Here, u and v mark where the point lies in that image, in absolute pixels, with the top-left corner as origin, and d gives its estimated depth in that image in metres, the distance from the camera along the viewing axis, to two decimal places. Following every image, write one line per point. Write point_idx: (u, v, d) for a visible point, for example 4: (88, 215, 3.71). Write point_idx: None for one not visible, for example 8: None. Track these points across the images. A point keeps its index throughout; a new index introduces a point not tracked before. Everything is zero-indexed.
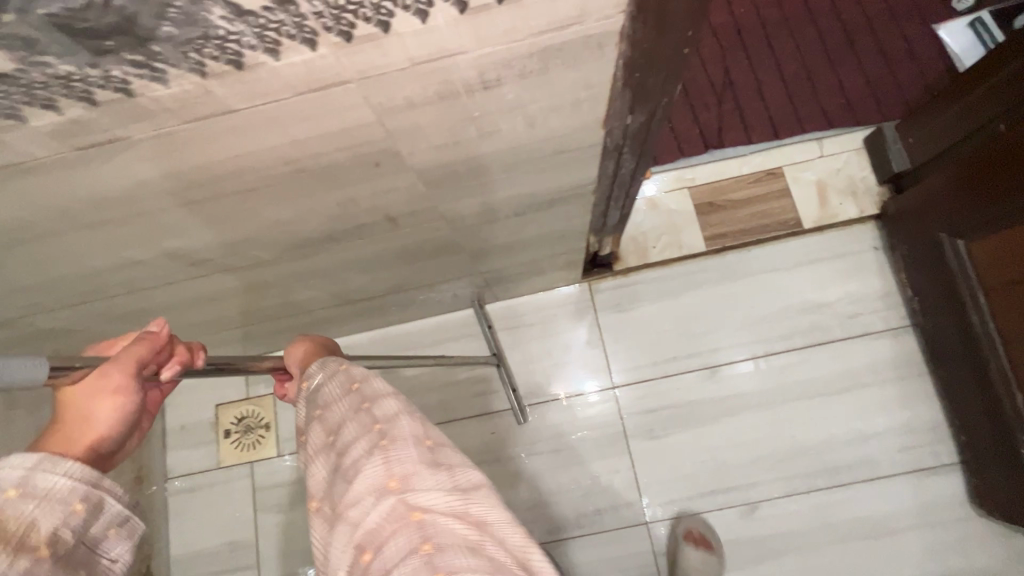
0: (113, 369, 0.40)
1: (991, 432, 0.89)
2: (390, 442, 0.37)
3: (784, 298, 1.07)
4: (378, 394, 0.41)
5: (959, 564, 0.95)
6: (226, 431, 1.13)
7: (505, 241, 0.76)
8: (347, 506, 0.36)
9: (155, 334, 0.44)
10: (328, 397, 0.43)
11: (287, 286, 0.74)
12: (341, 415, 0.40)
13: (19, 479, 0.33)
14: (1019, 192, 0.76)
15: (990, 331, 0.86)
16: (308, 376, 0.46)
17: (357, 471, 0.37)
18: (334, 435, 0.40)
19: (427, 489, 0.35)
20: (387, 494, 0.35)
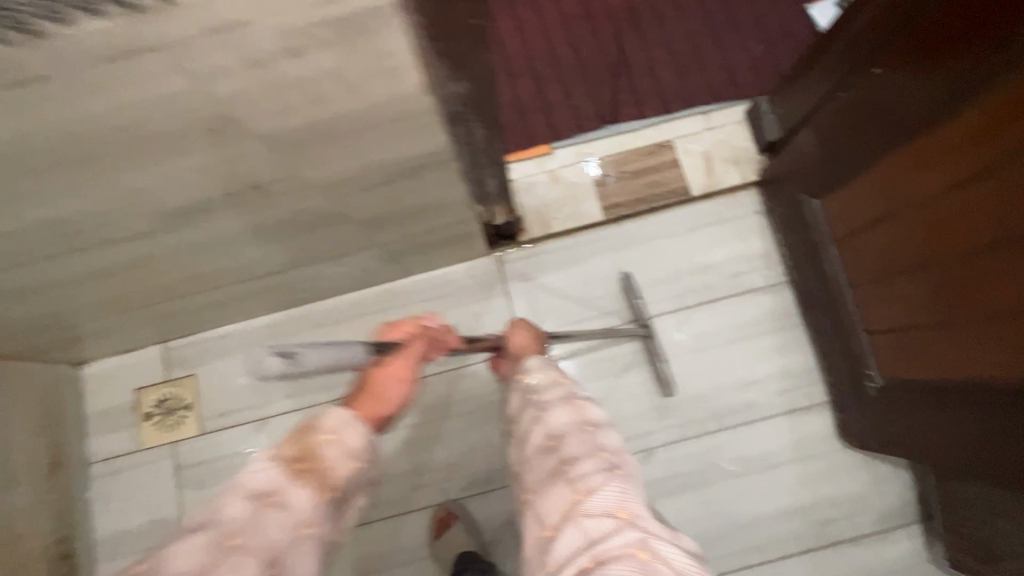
0: (405, 355, 0.60)
1: (847, 369, 0.99)
2: (620, 474, 0.58)
3: (677, 261, 1.15)
4: (602, 430, 0.64)
5: (829, 491, 1.05)
6: (147, 413, 1.15)
7: (390, 212, 0.81)
8: (586, 514, 0.53)
9: (427, 328, 0.64)
10: (552, 406, 0.66)
11: (180, 260, 0.78)
12: (564, 427, 0.63)
13: (336, 428, 0.53)
14: (873, 141, 0.82)
15: (840, 280, 0.97)
16: (528, 374, 0.72)
17: (593, 492, 0.55)
18: (568, 452, 0.61)
19: (651, 530, 0.52)
20: (623, 523, 0.52)
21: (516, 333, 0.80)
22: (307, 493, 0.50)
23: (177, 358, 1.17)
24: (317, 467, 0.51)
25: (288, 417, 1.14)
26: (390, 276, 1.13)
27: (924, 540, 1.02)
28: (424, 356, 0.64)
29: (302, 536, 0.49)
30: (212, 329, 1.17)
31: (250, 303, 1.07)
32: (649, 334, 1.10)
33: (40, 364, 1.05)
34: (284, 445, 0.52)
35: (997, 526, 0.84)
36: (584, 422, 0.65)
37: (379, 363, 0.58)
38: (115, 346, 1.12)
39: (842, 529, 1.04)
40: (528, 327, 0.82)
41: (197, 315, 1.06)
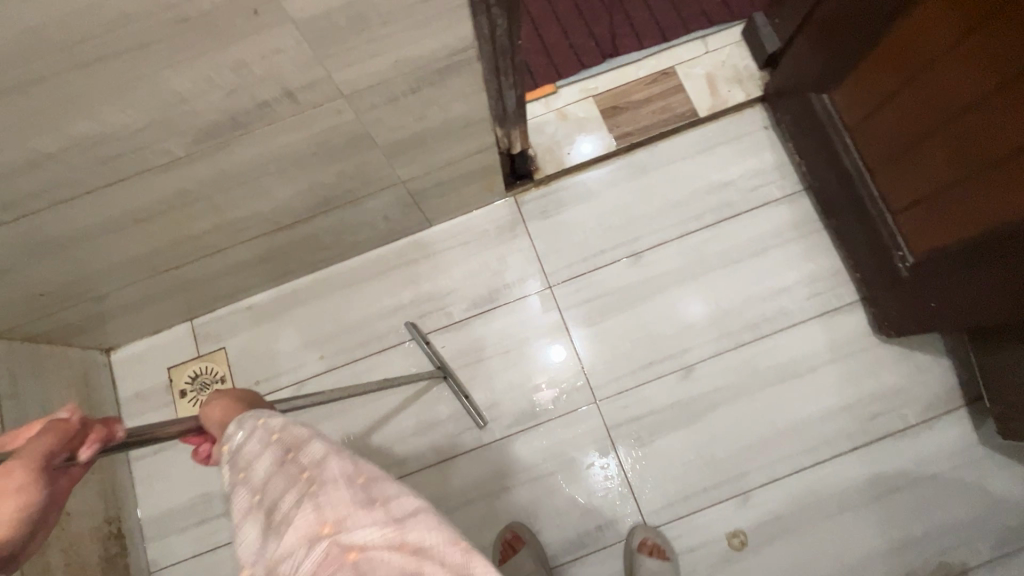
0: (16, 463, 0.34)
1: (876, 257, 1.00)
2: (318, 486, 0.42)
3: (693, 182, 1.16)
4: (301, 441, 0.45)
5: (872, 386, 1.05)
6: (182, 391, 1.14)
7: (411, 133, 0.81)
8: (281, 562, 0.39)
9: (65, 420, 0.39)
10: (244, 451, 0.45)
11: (210, 200, 0.78)
12: (261, 469, 0.43)
13: None
14: (859, 26, 0.86)
15: (859, 168, 0.98)
16: (230, 436, 0.47)
17: (288, 527, 0.40)
18: (262, 492, 0.43)
19: (359, 525, 0.40)
20: (320, 541, 0.39)
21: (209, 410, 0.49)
22: None
23: (206, 333, 1.16)
24: None
25: (324, 377, 1.13)
26: (411, 226, 1.13)
27: (974, 423, 1.02)
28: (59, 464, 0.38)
29: None
30: (238, 302, 1.17)
31: (274, 263, 1.06)
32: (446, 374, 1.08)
33: (75, 348, 1.07)
34: None
35: None
36: (282, 448, 0.44)
37: None
38: (144, 326, 1.12)
39: (892, 421, 1.04)
40: (230, 394, 0.51)
41: (222, 281, 1.06)
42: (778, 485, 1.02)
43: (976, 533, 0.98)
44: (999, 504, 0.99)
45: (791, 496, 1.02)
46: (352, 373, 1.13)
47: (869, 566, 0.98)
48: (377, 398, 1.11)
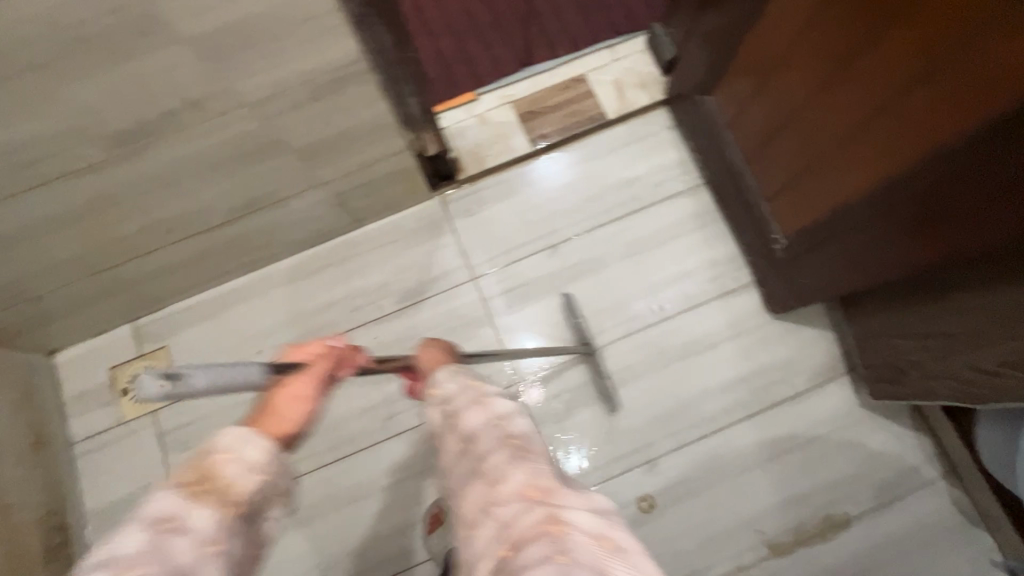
0: (305, 374, 0.53)
1: (761, 241, 1.11)
2: (531, 456, 0.51)
3: (605, 179, 1.26)
4: (508, 414, 0.56)
5: (765, 358, 1.16)
6: (124, 389, 1.19)
7: (322, 138, 0.89)
8: (497, 504, 0.48)
9: (335, 347, 0.57)
10: (462, 405, 0.57)
11: (135, 202, 0.84)
12: (475, 424, 0.54)
13: (233, 444, 0.47)
14: (728, 33, 0.98)
15: (740, 161, 1.10)
16: (437, 384, 0.60)
17: (501, 480, 0.49)
18: (472, 443, 0.54)
19: (565, 503, 0.46)
20: (533, 504, 0.46)
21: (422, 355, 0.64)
22: (207, 514, 0.44)
23: (147, 333, 1.21)
24: (214, 487, 0.45)
25: None
26: (342, 225, 1.20)
27: (854, 388, 1.14)
28: (332, 379, 0.55)
29: (204, 558, 0.43)
30: (178, 302, 1.22)
31: (209, 264, 1.13)
32: (588, 351, 1.15)
33: (16, 351, 1.12)
34: (178, 472, 0.45)
35: (898, 344, 0.97)
36: (494, 415, 0.55)
37: (278, 382, 0.52)
38: (84, 328, 1.17)
39: (783, 390, 1.14)
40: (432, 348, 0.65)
41: (158, 282, 1.11)
42: (682, 451, 1.12)
43: (857, 487, 1.09)
44: (876, 459, 1.10)
45: (694, 461, 1.12)
46: None
47: (763, 521, 1.09)
48: None
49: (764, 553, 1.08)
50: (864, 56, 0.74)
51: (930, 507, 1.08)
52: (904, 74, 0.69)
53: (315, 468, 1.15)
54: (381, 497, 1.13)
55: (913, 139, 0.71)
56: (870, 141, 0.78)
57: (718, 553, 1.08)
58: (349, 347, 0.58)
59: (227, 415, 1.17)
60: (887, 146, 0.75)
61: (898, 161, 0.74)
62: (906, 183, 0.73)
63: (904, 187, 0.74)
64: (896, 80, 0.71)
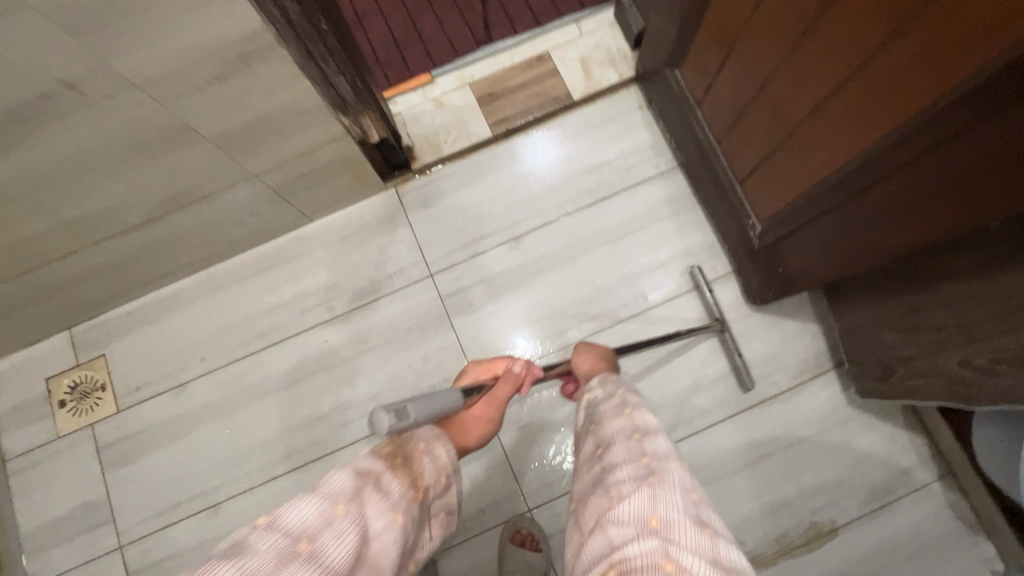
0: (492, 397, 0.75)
1: (737, 227, 1.02)
2: (662, 484, 0.50)
3: (571, 164, 1.17)
4: (649, 431, 0.58)
5: (745, 355, 1.07)
6: (61, 401, 1.11)
7: (241, 124, 0.80)
8: (614, 521, 0.48)
9: (517, 372, 0.77)
10: (605, 411, 0.63)
11: (33, 199, 0.77)
12: (614, 437, 0.58)
13: (427, 440, 0.62)
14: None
15: (711, 140, 1.01)
16: (589, 390, 0.70)
17: (624, 497, 0.49)
18: (606, 452, 0.58)
19: (683, 544, 0.44)
20: (648, 532, 0.45)
21: (581, 360, 0.81)
22: (400, 484, 0.55)
23: (84, 342, 1.14)
24: (410, 466, 0.58)
25: (206, 378, 1.12)
26: (287, 221, 1.12)
27: (841, 385, 1.05)
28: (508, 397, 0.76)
29: (393, 523, 0.51)
30: (117, 307, 1.15)
31: (142, 266, 1.05)
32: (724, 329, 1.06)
33: None
34: (382, 445, 0.59)
35: (885, 337, 0.88)
36: (635, 431, 0.58)
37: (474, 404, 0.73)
38: (15, 338, 1.09)
39: (765, 388, 1.06)
40: (591, 348, 0.84)
41: (88, 287, 1.03)
42: None
43: (845, 492, 1.01)
44: (866, 462, 1.02)
45: None
46: (235, 372, 1.12)
47: (745, 530, 1.01)
48: (261, 396, 1.11)
49: None
50: (829, 11, 0.65)
51: (924, 512, 0.99)
52: (874, 30, 0.60)
53: (263, 482, 1.07)
54: None
55: (891, 105, 0.63)
56: (846, 110, 0.69)
57: None
58: (527, 368, 0.77)
59: (170, 427, 1.10)
60: (867, 116, 0.67)
61: (879, 131, 0.66)
62: (889, 156, 0.65)
63: (890, 162, 0.66)
64: (874, 39, 0.61)
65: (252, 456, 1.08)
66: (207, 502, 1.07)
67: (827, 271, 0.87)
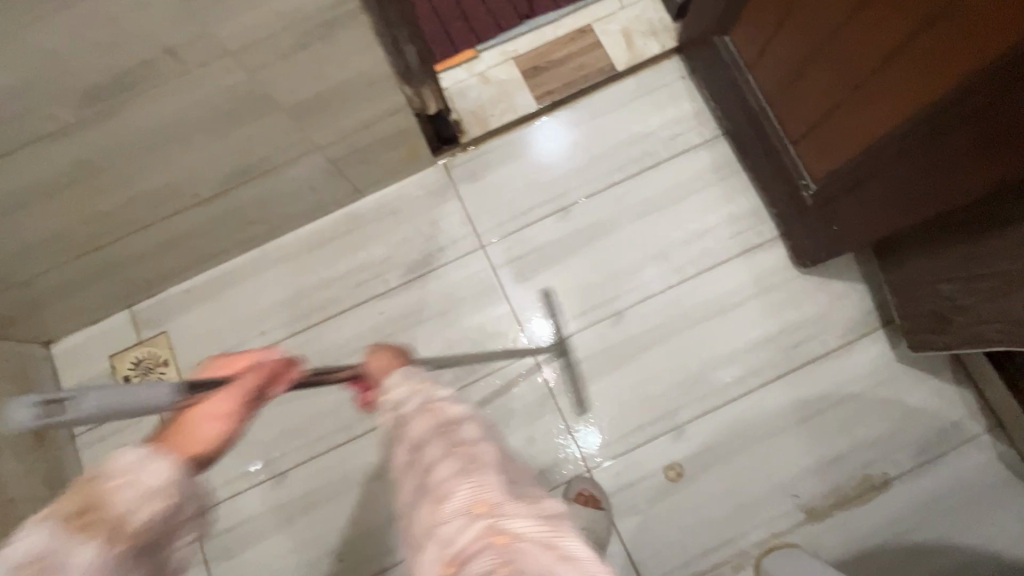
0: (229, 392, 0.43)
1: (787, 189, 1.05)
2: (478, 466, 0.42)
3: (615, 134, 1.19)
4: (458, 418, 0.46)
5: (793, 316, 1.10)
6: (125, 376, 1.14)
7: (313, 93, 0.83)
8: (439, 523, 0.39)
9: (267, 363, 0.46)
10: (408, 412, 0.47)
11: (119, 169, 0.79)
12: (423, 434, 0.45)
13: (130, 466, 0.38)
14: None
15: (761, 104, 1.03)
16: (387, 391, 0.50)
17: (445, 495, 0.40)
18: (416, 454, 0.44)
19: (515, 515, 0.39)
20: (479, 518, 0.39)
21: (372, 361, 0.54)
22: (91, 547, 0.36)
23: (145, 319, 1.16)
24: (101, 518, 0.37)
25: (266, 351, 1.14)
26: (342, 196, 1.14)
27: (890, 342, 1.07)
28: (262, 395, 0.46)
29: None
30: (175, 285, 1.17)
31: (202, 241, 1.07)
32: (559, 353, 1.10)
33: (9, 343, 1.07)
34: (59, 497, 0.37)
35: (943, 290, 0.91)
36: (442, 421, 0.45)
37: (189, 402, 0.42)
38: (80, 315, 1.12)
39: (814, 347, 1.08)
40: (382, 355, 0.54)
41: (152, 263, 1.06)
42: (710, 416, 1.07)
43: (896, 446, 1.04)
44: (916, 416, 1.05)
45: (723, 425, 1.06)
46: (295, 346, 1.14)
47: (800, 485, 1.04)
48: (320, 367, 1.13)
49: (800, 518, 1.02)
50: None
51: (974, 463, 1.02)
52: None
53: (326, 450, 1.10)
54: None
55: (956, 60, 0.66)
56: (910, 66, 0.72)
57: (753, 520, 1.03)
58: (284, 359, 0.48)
59: None
60: (931, 69, 0.69)
61: (940, 86, 0.69)
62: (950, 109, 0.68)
63: (951, 116, 0.69)
64: None
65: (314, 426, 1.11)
66: (272, 471, 1.10)
67: (882, 227, 0.90)
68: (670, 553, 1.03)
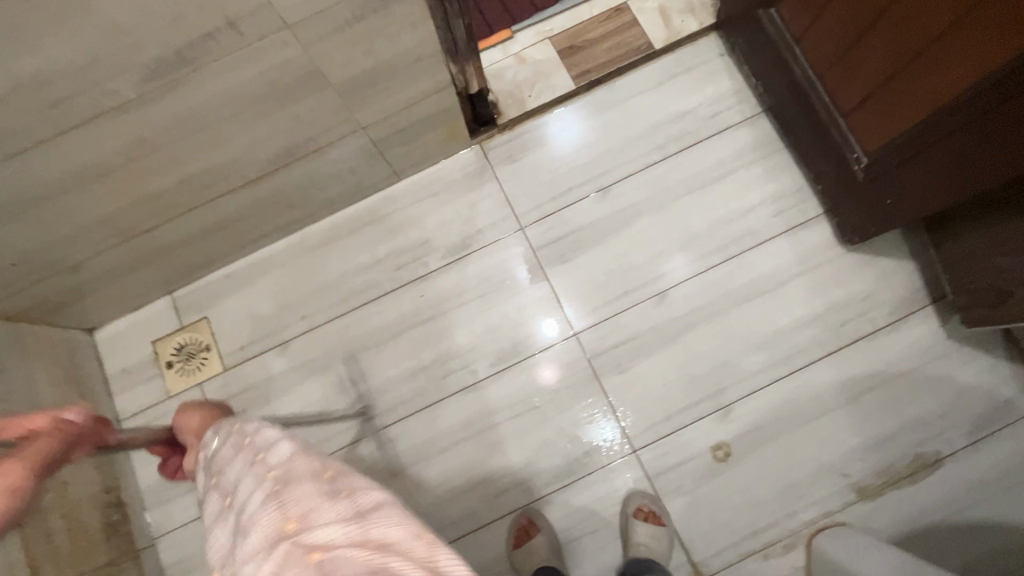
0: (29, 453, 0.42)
1: (835, 164, 1.02)
2: (283, 487, 0.51)
3: (654, 113, 1.18)
4: (267, 444, 0.57)
5: (839, 294, 1.08)
6: (168, 362, 1.15)
7: (362, 70, 0.82)
8: (252, 557, 0.47)
9: (67, 425, 0.47)
10: (224, 459, 0.59)
11: (170, 149, 0.79)
12: (236, 476, 0.56)
13: None
14: None
15: (808, 77, 1.00)
16: (215, 443, 0.64)
17: (255, 527, 0.49)
18: (231, 493, 0.55)
19: (320, 521, 0.48)
20: (286, 536, 0.47)
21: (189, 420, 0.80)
22: None
23: (186, 305, 1.17)
24: None
25: (308, 336, 1.14)
26: (381, 179, 1.14)
27: (939, 320, 1.06)
28: (62, 457, 0.45)
29: None
30: (214, 271, 1.17)
31: (242, 226, 1.07)
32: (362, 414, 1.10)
33: (55, 329, 1.07)
34: None
35: (1001, 263, 0.89)
36: (254, 452, 0.57)
37: None
38: (122, 302, 1.13)
39: (861, 326, 1.07)
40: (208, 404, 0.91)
41: (194, 248, 1.06)
42: (755, 397, 1.06)
43: (948, 424, 1.02)
44: (969, 394, 1.03)
45: (770, 405, 1.05)
46: (335, 330, 1.14)
47: (849, 464, 1.02)
48: (361, 351, 1.13)
49: (850, 497, 1.01)
50: None
51: None
52: None
53: (369, 434, 1.10)
54: (442, 459, 1.08)
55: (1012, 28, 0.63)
56: (968, 35, 0.69)
57: (802, 500, 1.02)
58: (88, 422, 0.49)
59: (275, 384, 1.13)
60: (988, 35, 0.67)
61: (998, 56, 0.66)
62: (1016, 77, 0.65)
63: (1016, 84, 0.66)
64: None
65: (357, 409, 1.11)
66: None
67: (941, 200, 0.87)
68: (718, 534, 1.02)
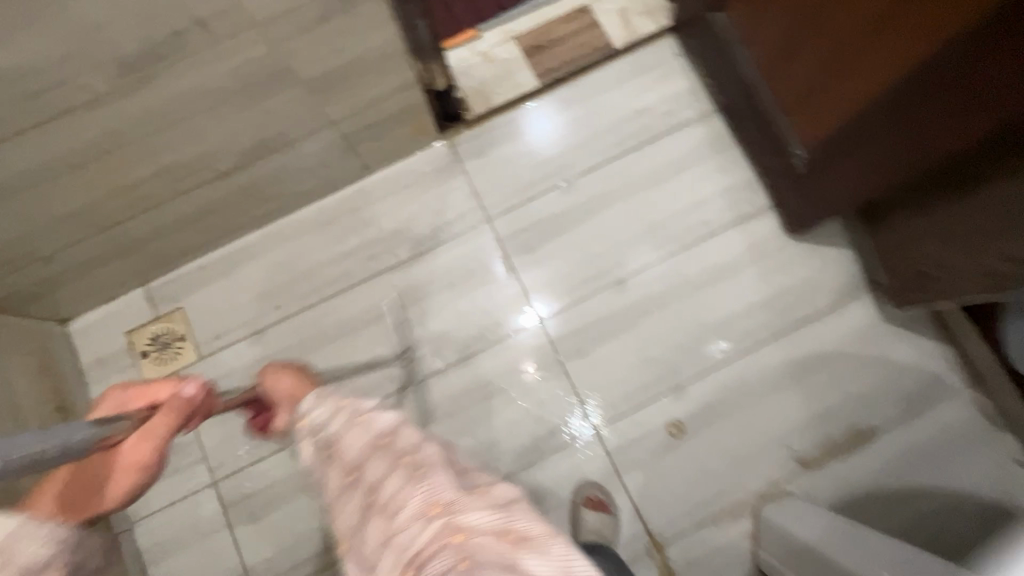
0: (149, 430, 0.61)
1: (778, 159, 1.10)
2: (423, 472, 0.53)
3: (614, 110, 1.24)
4: (390, 429, 0.58)
5: (785, 280, 1.16)
6: (143, 351, 1.17)
7: (330, 67, 0.86)
8: (397, 532, 0.50)
9: (187, 399, 0.64)
10: (338, 431, 0.59)
11: (143, 142, 0.82)
12: (358, 455, 0.57)
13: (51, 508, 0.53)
14: None
15: (753, 77, 1.07)
16: (307, 414, 0.63)
17: (397, 504, 0.51)
18: (356, 469, 0.56)
19: (465, 509, 0.49)
20: (433, 518, 0.49)
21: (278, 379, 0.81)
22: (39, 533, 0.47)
23: (160, 296, 1.19)
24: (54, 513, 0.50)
25: (283, 324, 1.18)
26: (352, 172, 1.18)
27: (876, 303, 1.14)
28: (185, 424, 0.65)
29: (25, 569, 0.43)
30: (188, 263, 1.20)
31: (216, 218, 1.10)
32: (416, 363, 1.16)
33: (27, 319, 1.09)
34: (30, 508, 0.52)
35: (926, 251, 0.97)
36: (379, 437, 0.57)
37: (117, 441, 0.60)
38: (96, 293, 1.15)
39: (805, 309, 1.15)
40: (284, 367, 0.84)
41: (168, 240, 1.09)
42: (708, 377, 1.13)
43: (883, 399, 1.11)
44: (903, 371, 1.12)
45: (721, 384, 1.13)
46: (309, 318, 1.18)
47: (793, 438, 1.10)
48: (335, 339, 1.17)
49: (794, 468, 1.09)
50: None
51: (958, 413, 1.09)
52: None
53: None
54: None
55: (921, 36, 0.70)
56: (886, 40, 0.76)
57: (751, 471, 1.09)
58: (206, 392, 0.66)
59: (251, 371, 1.16)
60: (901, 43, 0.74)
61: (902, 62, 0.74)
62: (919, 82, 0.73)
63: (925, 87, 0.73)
64: None
65: None
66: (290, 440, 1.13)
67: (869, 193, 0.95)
68: (673, 505, 1.09)
